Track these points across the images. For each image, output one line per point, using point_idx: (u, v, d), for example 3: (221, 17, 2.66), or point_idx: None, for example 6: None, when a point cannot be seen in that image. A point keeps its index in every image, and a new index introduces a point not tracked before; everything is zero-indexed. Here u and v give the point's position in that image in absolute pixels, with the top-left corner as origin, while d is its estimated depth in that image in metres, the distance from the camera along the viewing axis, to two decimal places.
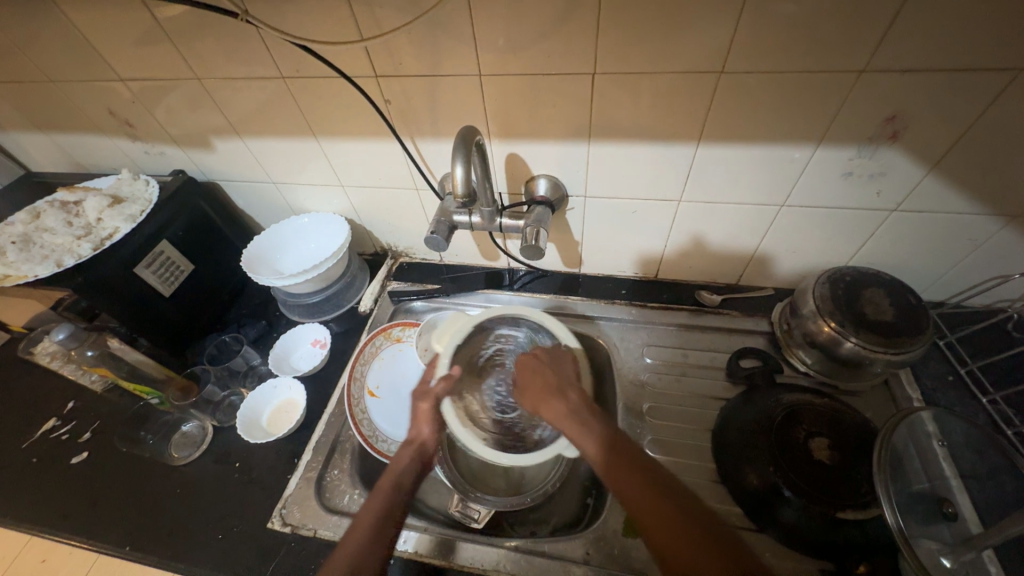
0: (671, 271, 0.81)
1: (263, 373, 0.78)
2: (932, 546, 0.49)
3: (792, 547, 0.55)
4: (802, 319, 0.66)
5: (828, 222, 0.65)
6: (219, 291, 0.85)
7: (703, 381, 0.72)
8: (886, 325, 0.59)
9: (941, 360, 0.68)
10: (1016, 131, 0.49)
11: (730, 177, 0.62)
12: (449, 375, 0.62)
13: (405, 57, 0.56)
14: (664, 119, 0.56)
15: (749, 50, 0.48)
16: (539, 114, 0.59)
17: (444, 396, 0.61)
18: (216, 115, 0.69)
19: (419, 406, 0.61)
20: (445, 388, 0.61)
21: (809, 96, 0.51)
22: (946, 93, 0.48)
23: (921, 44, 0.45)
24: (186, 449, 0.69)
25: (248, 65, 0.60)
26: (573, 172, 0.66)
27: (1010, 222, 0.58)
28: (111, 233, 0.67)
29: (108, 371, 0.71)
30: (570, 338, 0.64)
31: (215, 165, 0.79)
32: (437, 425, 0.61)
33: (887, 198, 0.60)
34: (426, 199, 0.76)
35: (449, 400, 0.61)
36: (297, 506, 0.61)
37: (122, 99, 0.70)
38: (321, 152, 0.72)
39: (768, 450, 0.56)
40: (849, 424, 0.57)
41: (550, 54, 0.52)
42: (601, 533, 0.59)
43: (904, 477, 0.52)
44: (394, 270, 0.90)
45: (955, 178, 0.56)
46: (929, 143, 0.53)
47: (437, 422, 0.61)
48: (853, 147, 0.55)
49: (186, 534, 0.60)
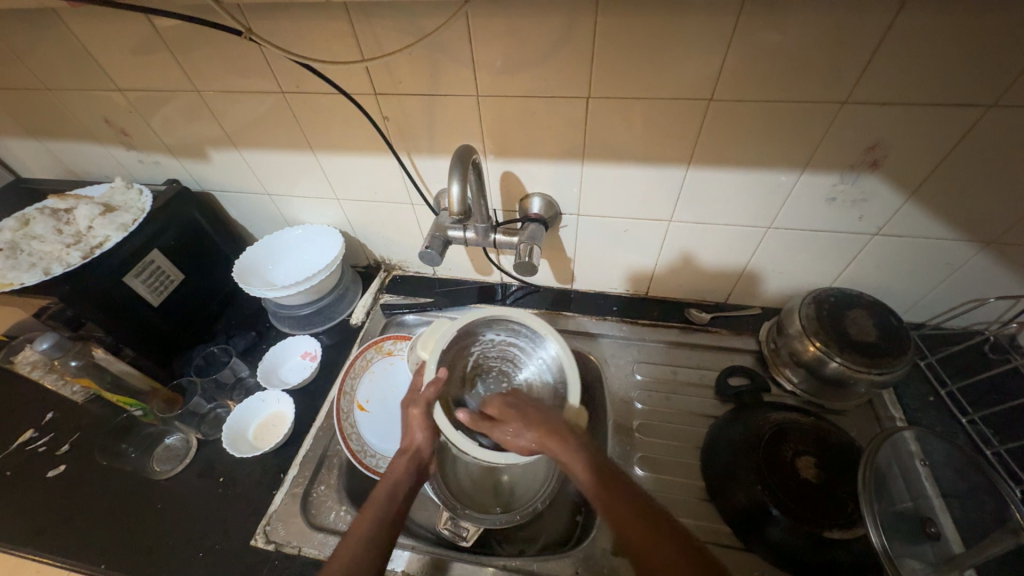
0: (661, 289, 0.82)
1: (250, 386, 0.77)
2: (916, 566, 0.49)
3: (780, 566, 0.56)
4: (788, 338, 0.67)
5: (813, 244, 0.67)
6: (208, 301, 0.84)
7: (692, 398, 0.73)
8: (869, 345, 0.61)
9: (922, 381, 0.70)
10: (987, 162, 0.52)
11: (719, 199, 0.64)
12: (438, 380, 0.58)
13: (405, 76, 0.57)
14: (655, 142, 0.58)
15: (737, 80, 0.50)
16: (534, 134, 0.60)
17: (434, 401, 0.57)
18: (213, 126, 0.70)
19: (410, 412, 0.58)
20: (435, 392, 0.57)
21: (794, 124, 0.53)
22: (923, 125, 0.50)
23: (898, 79, 0.47)
24: (169, 463, 0.68)
25: (248, 79, 0.61)
26: (567, 191, 0.67)
27: (984, 248, 0.61)
28: (102, 241, 0.66)
29: (92, 381, 0.70)
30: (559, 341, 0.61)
31: (210, 175, 0.79)
32: (430, 431, 0.59)
33: (869, 223, 0.62)
34: (421, 213, 0.77)
35: (438, 404, 0.57)
36: (282, 523, 0.60)
37: (119, 108, 0.70)
38: (317, 166, 0.73)
39: (756, 468, 0.57)
40: (835, 443, 0.58)
41: (545, 77, 0.54)
42: (590, 552, 0.59)
43: (887, 496, 0.53)
44: (386, 283, 0.90)
45: (932, 205, 0.58)
46: (908, 172, 0.55)
47: (429, 428, 0.59)
48: (836, 173, 0.57)
49: (166, 551, 0.58)
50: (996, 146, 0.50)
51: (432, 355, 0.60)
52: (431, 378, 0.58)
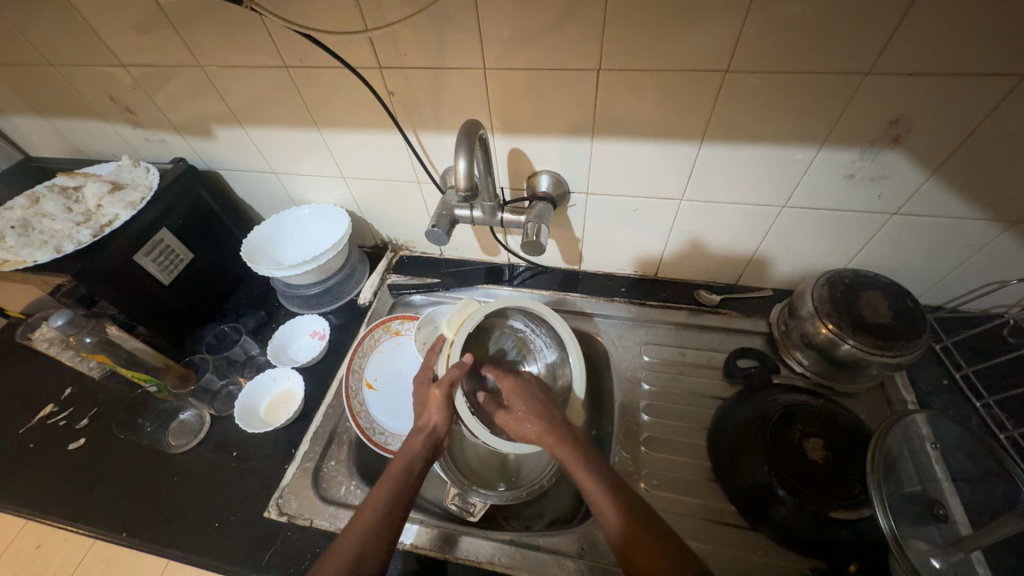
0: (670, 270, 0.81)
1: (261, 363, 0.78)
2: (922, 548, 0.49)
3: (785, 546, 0.56)
4: (799, 320, 0.66)
5: (828, 224, 0.65)
6: (218, 280, 0.85)
7: (700, 379, 0.72)
8: (883, 327, 0.60)
9: (936, 364, 0.69)
10: (1019, 136, 0.49)
11: (733, 177, 0.62)
12: (462, 365, 0.62)
13: (410, 49, 0.55)
14: (667, 118, 0.56)
15: (753, 51, 0.48)
16: (542, 109, 0.59)
17: (456, 384, 0.61)
18: (217, 103, 0.69)
19: (430, 392, 0.60)
20: (457, 375, 0.61)
21: (813, 97, 0.51)
22: (950, 97, 0.48)
23: (926, 48, 0.45)
24: (183, 437, 0.69)
25: (251, 54, 0.60)
26: (575, 168, 0.66)
27: (1008, 227, 0.59)
28: (111, 220, 0.67)
29: (107, 357, 0.71)
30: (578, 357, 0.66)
31: (216, 154, 0.79)
32: (447, 413, 0.60)
33: (888, 202, 0.60)
34: (428, 191, 0.76)
35: (459, 391, 0.61)
36: (294, 496, 0.61)
37: (124, 86, 0.70)
38: (322, 143, 0.72)
39: (764, 450, 0.56)
40: (845, 425, 0.58)
41: (553, 49, 0.52)
42: (594, 530, 0.60)
43: (895, 479, 0.52)
44: (393, 263, 0.90)
45: (956, 182, 0.56)
46: (931, 148, 0.53)
47: (446, 410, 0.60)
48: (856, 149, 0.55)
49: (183, 521, 0.60)
50: None
51: (458, 340, 0.63)
52: (456, 362, 0.62)
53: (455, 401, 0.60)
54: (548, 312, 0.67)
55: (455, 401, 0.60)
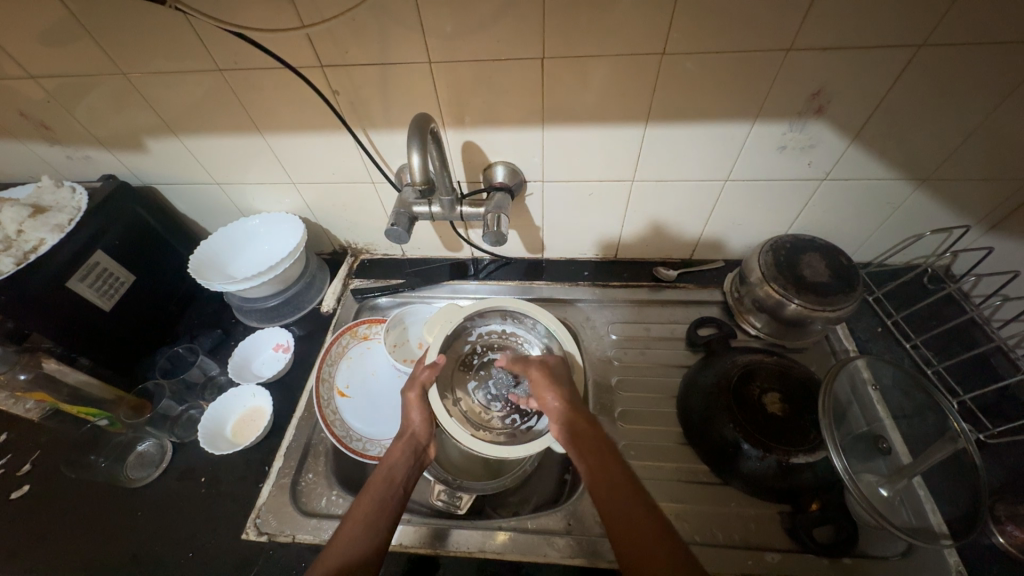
0: (629, 251, 0.84)
1: (222, 384, 0.75)
2: (871, 479, 0.57)
3: (755, 495, 0.60)
4: (750, 287, 0.71)
5: (768, 194, 0.70)
6: (165, 303, 0.80)
7: (666, 351, 0.76)
8: (821, 285, 0.65)
9: (871, 315, 0.75)
10: (921, 100, 0.55)
11: (679, 156, 0.65)
12: (435, 365, 0.64)
13: (351, 45, 0.54)
14: (614, 102, 0.58)
15: (687, 33, 0.51)
16: (493, 101, 0.59)
17: (428, 384, 0.63)
18: (147, 113, 0.65)
19: (407, 397, 0.63)
20: (431, 376, 0.63)
21: (744, 75, 0.54)
22: (859, 70, 0.53)
23: (836, 25, 0.49)
24: (143, 469, 0.65)
25: (180, 58, 0.57)
26: (530, 158, 0.67)
27: (921, 184, 0.65)
28: (37, 245, 0.61)
29: (47, 395, 0.65)
30: (552, 322, 0.69)
31: (150, 167, 0.74)
32: (426, 415, 0.63)
33: (817, 168, 0.65)
34: (384, 191, 0.75)
35: (432, 388, 0.63)
36: (273, 514, 0.60)
37: (34, 99, 0.64)
38: (268, 149, 0.69)
39: (728, 409, 0.61)
40: (796, 377, 0.63)
41: (498, 39, 0.53)
42: (576, 507, 0.62)
43: (846, 423, 0.59)
44: (355, 268, 0.88)
45: (873, 146, 0.61)
46: (851, 116, 0.58)
47: (426, 411, 0.63)
48: (785, 121, 0.59)
49: (154, 555, 0.57)
50: (927, 86, 0.54)
51: (436, 341, 0.66)
52: (429, 363, 0.64)
53: (430, 399, 0.62)
54: (531, 308, 0.70)
55: (432, 399, 0.62)
